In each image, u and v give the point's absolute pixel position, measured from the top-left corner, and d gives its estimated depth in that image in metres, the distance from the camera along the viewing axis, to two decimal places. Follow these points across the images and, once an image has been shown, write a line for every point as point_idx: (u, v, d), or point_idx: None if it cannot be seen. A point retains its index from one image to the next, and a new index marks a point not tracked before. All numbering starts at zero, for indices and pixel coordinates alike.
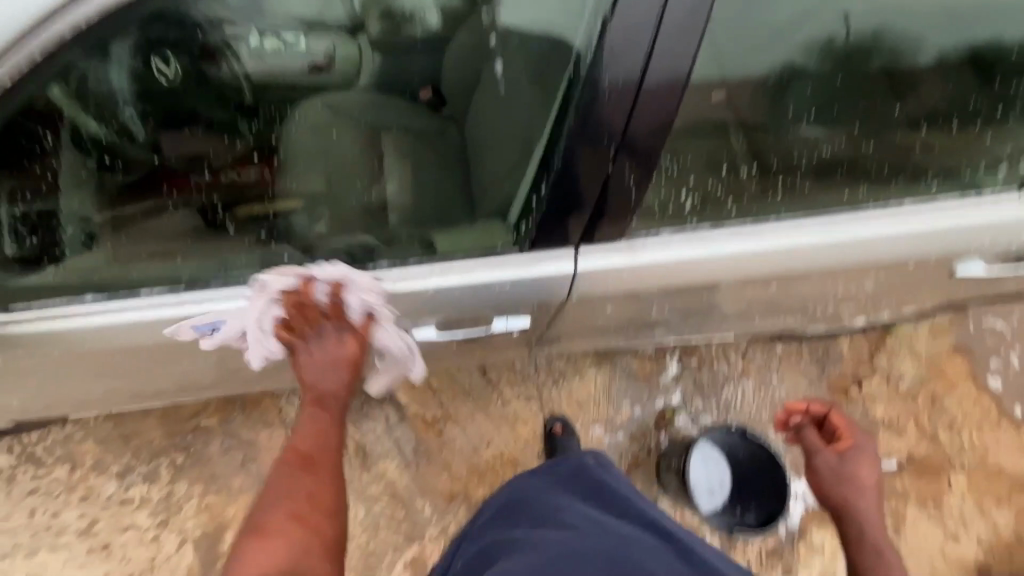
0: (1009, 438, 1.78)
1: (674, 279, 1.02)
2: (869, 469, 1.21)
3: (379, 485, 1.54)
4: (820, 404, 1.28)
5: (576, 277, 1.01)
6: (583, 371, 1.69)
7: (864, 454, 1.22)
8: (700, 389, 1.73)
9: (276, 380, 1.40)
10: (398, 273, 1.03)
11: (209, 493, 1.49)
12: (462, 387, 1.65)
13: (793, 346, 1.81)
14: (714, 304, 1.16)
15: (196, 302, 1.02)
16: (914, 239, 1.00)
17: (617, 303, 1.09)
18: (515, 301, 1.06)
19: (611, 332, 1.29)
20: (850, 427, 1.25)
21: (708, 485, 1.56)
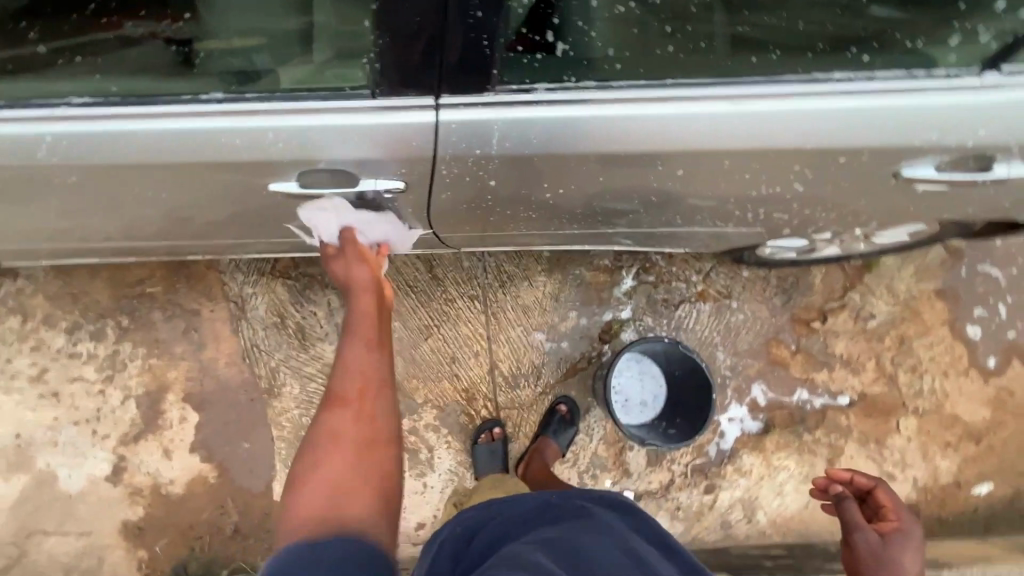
0: (973, 388, 1.70)
1: (560, 151, 0.83)
2: (913, 552, 1.03)
3: (315, 365, 1.57)
4: (866, 477, 1.14)
5: (440, 140, 0.82)
6: (532, 276, 1.66)
7: (908, 536, 1.05)
8: (653, 307, 1.68)
9: (187, 245, 1.30)
10: (236, 118, 0.83)
11: (152, 356, 1.55)
12: (408, 280, 1.63)
13: (759, 273, 1.73)
14: (645, 201, 1.02)
15: (19, 121, 0.84)
16: (858, 124, 0.81)
17: (512, 180, 0.92)
18: (373, 164, 0.87)
19: (537, 229, 1.18)
20: (899, 510, 1.10)
21: (638, 399, 1.59)
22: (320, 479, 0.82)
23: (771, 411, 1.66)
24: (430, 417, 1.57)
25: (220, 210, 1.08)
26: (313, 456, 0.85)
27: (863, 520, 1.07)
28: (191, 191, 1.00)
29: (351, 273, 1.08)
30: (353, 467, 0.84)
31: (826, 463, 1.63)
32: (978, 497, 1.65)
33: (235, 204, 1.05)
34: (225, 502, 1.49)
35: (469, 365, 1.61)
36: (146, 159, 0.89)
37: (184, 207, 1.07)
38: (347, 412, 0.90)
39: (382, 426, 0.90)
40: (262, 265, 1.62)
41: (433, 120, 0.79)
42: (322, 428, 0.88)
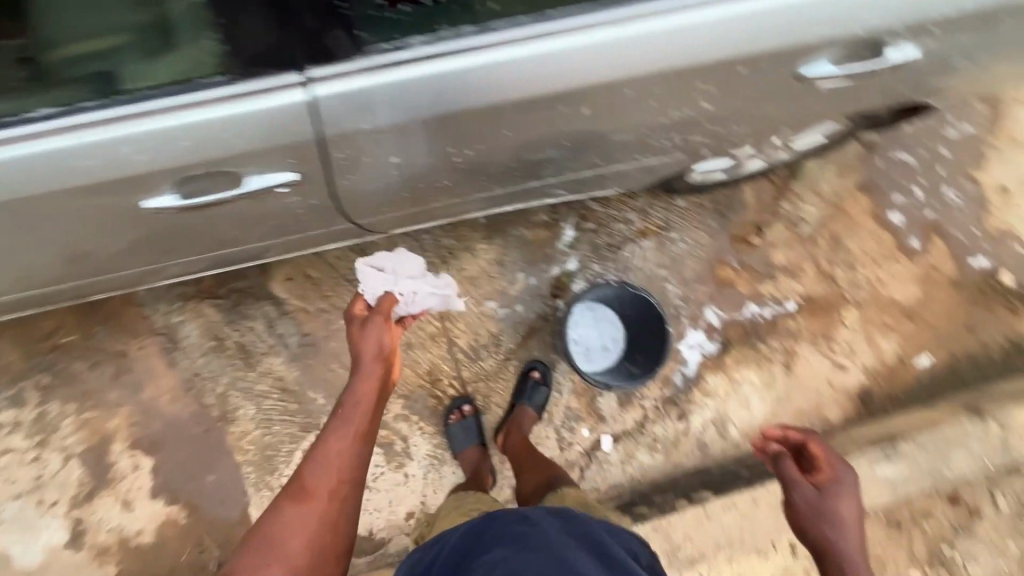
0: (903, 270, 1.80)
1: (453, 107, 0.78)
2: (848, 500, 1.02)
3: (266, 381, 1.50)
4: (798, 431, 1.07)
5: (320, 114, 0.75)
6: (473, 246, 1.62)
7: (842, 483, 1.03)
8: (598, 253, 1.68)
9: (89, 282, 1.20)
10: (82, 136, 0.73)
11: (86, 409, 1.44)
12: (346, 274, 1.56)
13: (694, 200, 1.75)
14: (562, 144, 0.97)
15: None
16: (750, 28, 0.78)
17: (416, 142, 0.86)
18: (251, 156, 0.79)
19: (460, 195, 1.11)
20: (832, 456, 1.06)
21: (600, 344, 1.60)
22: (262, 566, 0.98)
23: (726, 330, 1.71)
24: (398, 408, 1.54)
25: (109, 236, 0.99)
26: (263, 536, 1.01)
27: (800, 478, 1.05)
28: (66, 219, 0.90)
29: (365, 338, 1.13)
30: (293, 570, 0.99)
31: (784, 368, 1.71)
32: (921, 369, 1.77)
33: (123, 224, 0.95)
34: (203, 540, 1.43)
35: (427, 347, 1.57)
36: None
37: (66, 237, 0.97)
38: (310, 506, 1.03)
39: (338, 528, 1.05)
40: (185, 290, 1.51)
41: (305, 96, 0.73)
42: (283, 516, 1.03)
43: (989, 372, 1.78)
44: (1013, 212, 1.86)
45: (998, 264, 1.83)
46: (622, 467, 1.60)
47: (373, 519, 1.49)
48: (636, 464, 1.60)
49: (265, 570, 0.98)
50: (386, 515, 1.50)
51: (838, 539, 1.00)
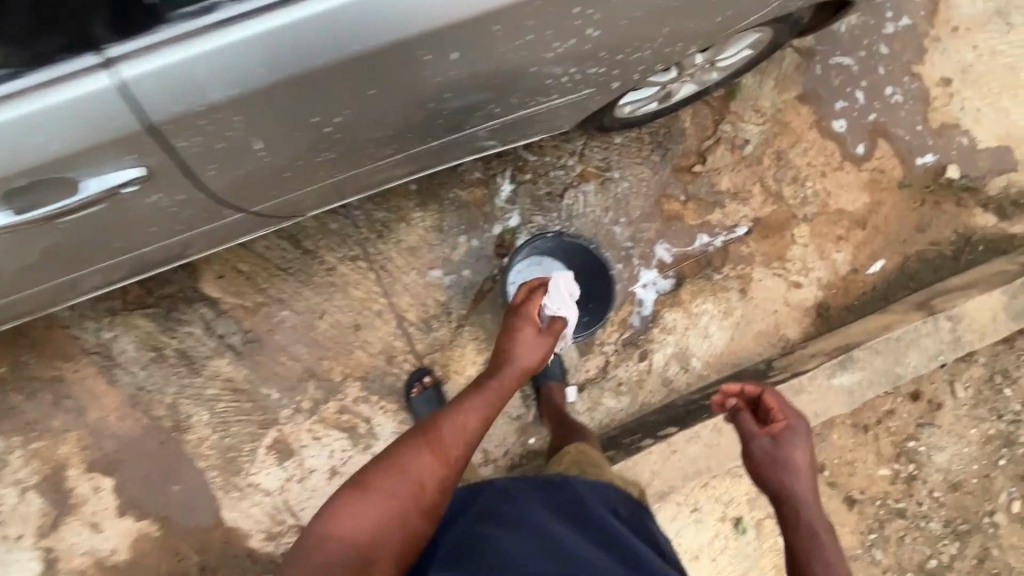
0: (851, 179, 1.78)
1: (290, 69, 0.73)
2: (802, 448, 0.99)
3: (215, 384, 1.46)
4: (753, 384, 1.08)
5: (131, 97, 0.71)
6: (408, 215, 1.55)
7: (797, 431, 1.00)
8: (540, 204, 1.62)
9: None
10: None
11: (32, 441, 1.39)
12: (279, 263, 1.49)
13: (632, 135, 1.68)
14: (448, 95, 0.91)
15: None
16: None
17: (277, 114, 0.81)
18: (74, 158, 0.75)
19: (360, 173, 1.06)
20: (785, 406, 1.04)
21: None
22: (377, 513, 0.91)
23: (679, 265, 1.69)
24: (356, 391, 1.51)
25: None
26: (384, 483, 0.94)
27: (755, 429, 1.03)
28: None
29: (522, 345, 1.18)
30: (398, 528, 0.92)
31: (740, 294, 1.70)
32: (874, 275, 1.77)
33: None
34: (180, 548, 1.43)
35: (376, 326, 1.53)
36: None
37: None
38: (431, 469, 0.97)
39: (439, 506, 0.98)
40: (111, 304, 1.43)
41: (109, 78, 0.69)
42: (407, 461, 0.96)
43: (940, 268, 1.80)
44: (956, 102, 1.82)
45: (944, 158, 1.81)
46: (590, 415, 1.60)
47: None
48: (603, 409, 1.61)
49: (372, 511, 0.91)
50: None
51: (793, 485, 0.96)
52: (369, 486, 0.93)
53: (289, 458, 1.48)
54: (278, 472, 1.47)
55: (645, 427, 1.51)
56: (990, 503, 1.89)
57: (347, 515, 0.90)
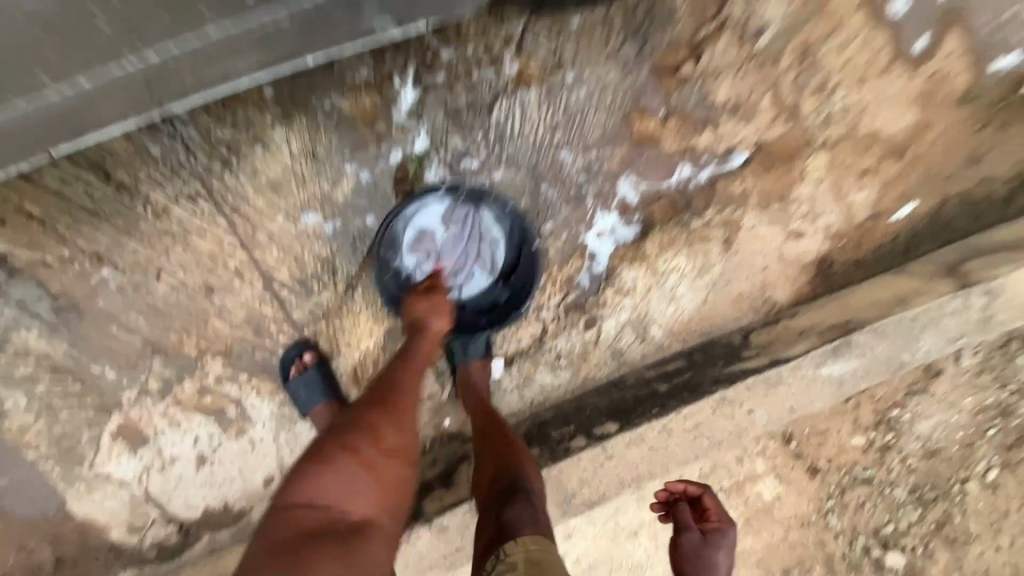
0: (897, 88, 1.28)
1: None
2: (724, 552, 0.90)
3: (27, 362, 1.13)
4: (695, 484, 1.01)
5: None
6: (265, 135, 1.10)
7: (728, 540, 0.92)
8: (458, 119, 1.16)
9: None
10: None
11: None
12: (81, 202, 1.07)
13: (595, 15, 1.16)
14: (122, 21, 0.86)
15: None
16: None
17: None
18: None
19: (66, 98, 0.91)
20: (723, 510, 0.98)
21: (463, 249, 1.24)
22: (342, 481, 0.81)
23: (647, 207, 1.28)
24: (219, 368, 1.19)
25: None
26: (332, 449, 0.83)
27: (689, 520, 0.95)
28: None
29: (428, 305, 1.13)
30: (354, 488, 0.81)
31: (724, 247, 1.31)
32: (900, 223, 1.37)
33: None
34: (25, 540, 1.22)
35: (235, 288, 1.16)
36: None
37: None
38: (393, 424, 0.90)
39: (391, 454, 0.87)
40: None
41: None
42: (349, 427, 0.87)
43: (983, 216, 1.39)
44: None
45: None
46: (519, 393, 1.31)
47: (225, 492, 1.26)
48: (536, 387, 1.31)
49: (309, 492, 0.79)
50: (240, 485, 1.26)
51: None
52: (309, 462, 0.82)
53: (144, 446, 1.21)
54: (132, 460, 1.21)
55: (582, 418, 1.22)
56: (965, 471, 1.69)
57: (288, 506, 0.78)
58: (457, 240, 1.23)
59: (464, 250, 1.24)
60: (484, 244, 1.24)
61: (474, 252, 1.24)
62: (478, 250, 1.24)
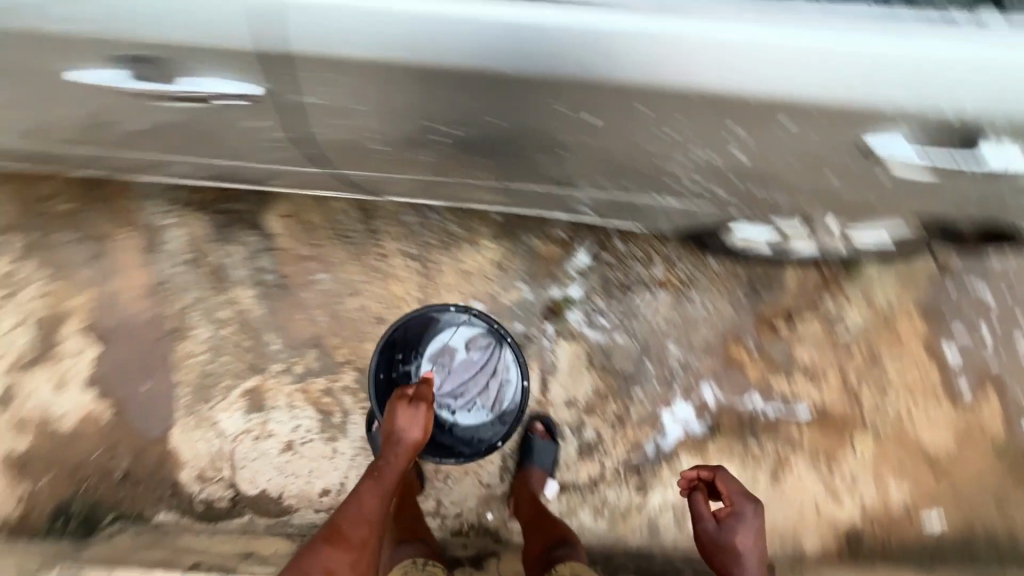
0: (939, 414, 1.57)
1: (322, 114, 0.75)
2: (749, 536, 1.08)
3: (229, 309, 1.45)
4: (709, 467, 1.14)
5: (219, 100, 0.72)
6: (478, 240, 1.51)
7: (746, 520, 1.09)
8: (607, 287, 1.54)
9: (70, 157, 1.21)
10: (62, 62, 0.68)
11: (54, 280, 1.43)
12: (341, 228, 1.50)
13: (729, 264, 1.57)
14: (482, 164, 0.97)
15: None
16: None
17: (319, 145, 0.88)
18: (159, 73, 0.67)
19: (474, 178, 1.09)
20: (737, 489, 1.12)
21: (471, 377, 1.45)
22: None
23: (719, 414, 1.54)
24: (349, 380, 1.45)
25: (39, 92, 0.87)
26: None
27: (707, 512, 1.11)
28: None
29: (408, 424, 1.21)
30: None
31: (770, 477, 1.52)
32: (926, 530, 1.53)
33: (57, 65, 0.71)
34: (119, 445, 1.39)
35: None
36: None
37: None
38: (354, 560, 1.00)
39: None
40: (183, 197, 1.48)
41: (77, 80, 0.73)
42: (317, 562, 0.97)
43: (1005, 561, 1.52)
44: None
45: None
46: None
47: (286, 485, 1.40)
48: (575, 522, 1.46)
49: None
50: (302, 484, 1.41)
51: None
52: None
53: (256, 413, 1.42)
54: (239, 419, 1.42)
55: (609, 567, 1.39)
56: None
57: None
58: (467, 366, 1.45)
59: (471, 377, 1.45)
60: (489, 380, 1.45)
61: (478, 383, 1.45)
62: (481, 383, 1.44)
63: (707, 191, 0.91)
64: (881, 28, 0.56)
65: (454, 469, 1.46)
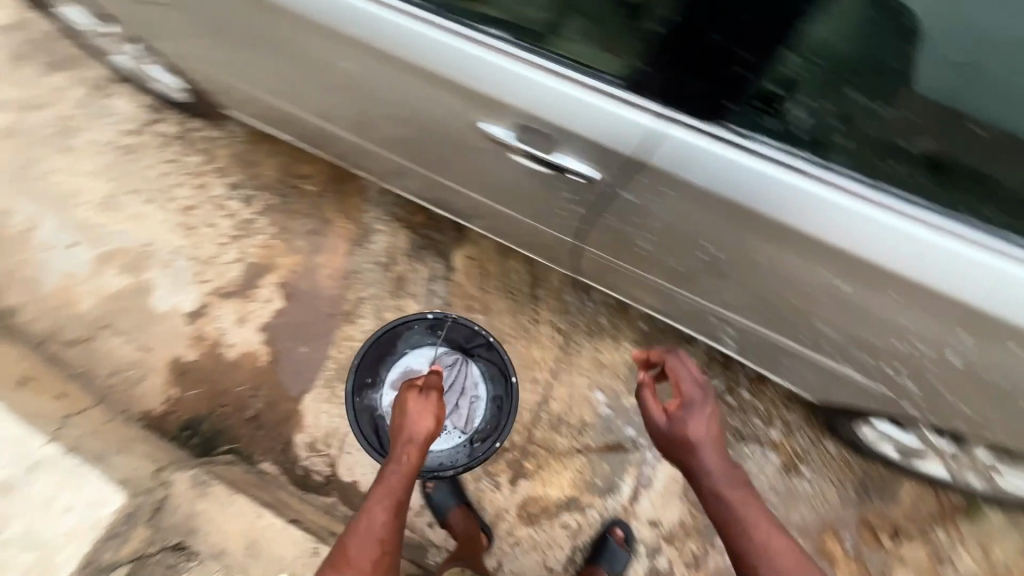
0: None
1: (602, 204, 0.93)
2: (704, 427, 0.95)
3: (395, 313, 1.65)
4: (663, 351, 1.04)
5: (574, 169, 0.85)
6: (620, 339, 1.65)
7: (702, 415, 0.96)
8: (722, 427, 1.59)
9: (348, 158, 1.50)
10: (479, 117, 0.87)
11: (276, 237, 1.72)
12: (509, 284, 1.69)
13: (847, 454, 1.58)
14: (669, 279, 1.12)
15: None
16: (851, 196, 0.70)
17: (571, 227, 1.09)
18: (557, 133, 0.81)
19: (663, 293, 1.23)
20: (696, 377, 1.00)
21: (453, 403, 1.53)
22: None
23: None
24: None
25: (405, 125, 1.09)
26: None
27: (654, 407, 1.00)
28: (389, 96, 1.00)
29: (414, 418, 1.07)
30: None
31: None
32: None
33: (475, 117, 0.88)
34: (261, 388, 1.57)
35: (524, 386, 1.60)
36: (354, 28, 0.87)
37: (381, 89, 1.00)
38: None
39: None
40: (399, 212, 1.76)
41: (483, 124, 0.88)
42: None
43: None
44: None
45: None
46: None
47: None
48: None
49: None
50: None
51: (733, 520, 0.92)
52: None
53: None
54: None
55: None
56: None
57: None
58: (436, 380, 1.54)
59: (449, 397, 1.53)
60: (466, 398, 1.53)
61: (459, 404, 1.53)
62: (461, 404, 1.53)
63: (887, 373, 0.99)
64: (1000, 253, 0.69)
65: (525, 539, 1.50)
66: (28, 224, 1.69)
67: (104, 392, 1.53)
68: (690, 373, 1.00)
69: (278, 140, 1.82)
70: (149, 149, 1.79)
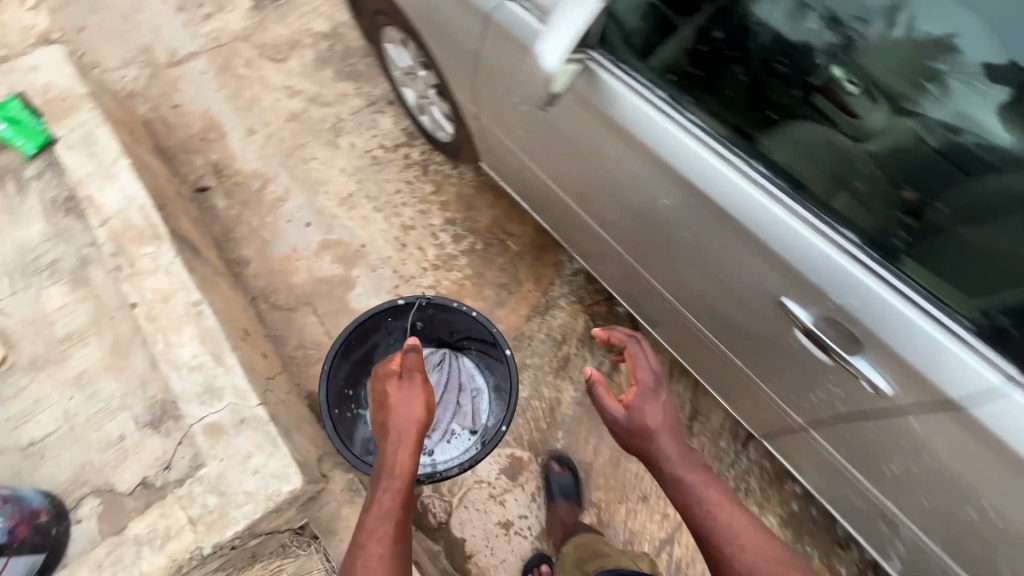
0: None
1: (861, 407, 0.96)
2: (661, 415, 1.01)
3: (551, 390, 1.68)
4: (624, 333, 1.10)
5: (866, 376, 0.89)
6: (766, 511, 1.55)
7: (655, 401, 1.02)
8: None
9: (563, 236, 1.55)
10: (790, 296, 0.94)
11: (469, 279, 1.84)
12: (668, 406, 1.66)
13: None
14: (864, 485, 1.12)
15: (648, 114, 0.99)
16: None
17: (794, 404, 1.12)
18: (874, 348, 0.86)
19: (838, 490, 1.22)
20: (642, 358, 1.07)
21: (453, 406, 1.67)
22: None
23: None
24: (587, 518, 1.55)
25: (676, 266, 1.16)
26: None
27: (609, 399, 1.05)
28: (691, 243, 1.07)
29: (396, 410, 1.06)
30: None
31: None
32: None
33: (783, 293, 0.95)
34: None
35: (651, 516, 1.55)
36: (716, 187, 0.95)
37: (687, 232, 1.06)
38: None
39: None
40: (584, 297, 1.82)
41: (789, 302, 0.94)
42: None
43: None
44: None
45: None
46: None
47: (480, 551, 1.51)
48: None
49: None
50: (490, 561, 1.51)
51: (692, 502, 0.95)
52: None
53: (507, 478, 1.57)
54: (492, 470, 1.59)
55: None
56: None
57: None
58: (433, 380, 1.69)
59: (447, 395, 1.68)
60: (465, 393, 1.69)
61: (459, 406, 1.67)
62: (459, 404, 1.68)
63: None
64: None
65: None
66: (281, 195, 1.96)
67: (287, 360, 1.70)
68: (645, 359, 1.07)
69: (499, 195, 1.98)
70: (394, 166, 2.02)
